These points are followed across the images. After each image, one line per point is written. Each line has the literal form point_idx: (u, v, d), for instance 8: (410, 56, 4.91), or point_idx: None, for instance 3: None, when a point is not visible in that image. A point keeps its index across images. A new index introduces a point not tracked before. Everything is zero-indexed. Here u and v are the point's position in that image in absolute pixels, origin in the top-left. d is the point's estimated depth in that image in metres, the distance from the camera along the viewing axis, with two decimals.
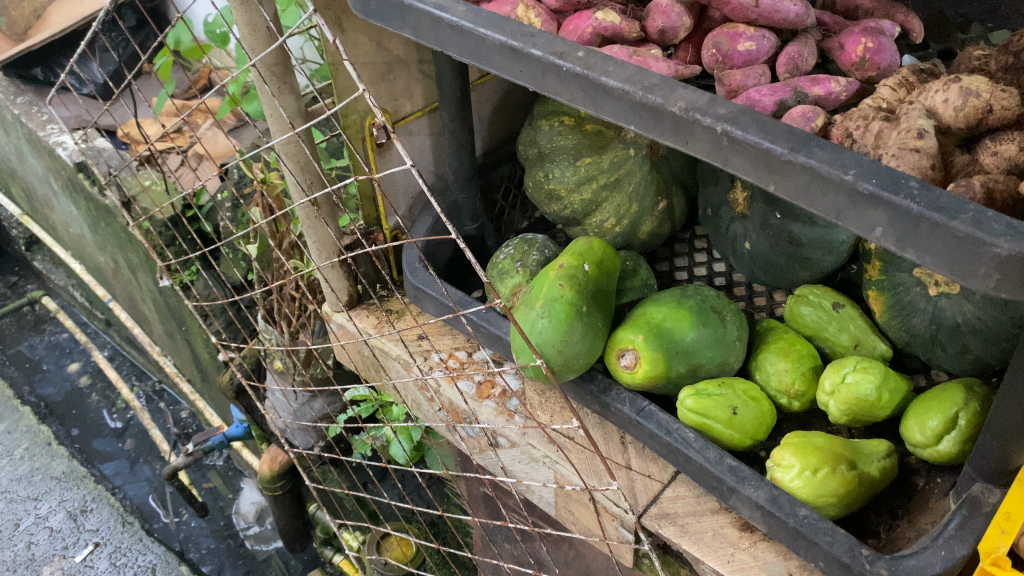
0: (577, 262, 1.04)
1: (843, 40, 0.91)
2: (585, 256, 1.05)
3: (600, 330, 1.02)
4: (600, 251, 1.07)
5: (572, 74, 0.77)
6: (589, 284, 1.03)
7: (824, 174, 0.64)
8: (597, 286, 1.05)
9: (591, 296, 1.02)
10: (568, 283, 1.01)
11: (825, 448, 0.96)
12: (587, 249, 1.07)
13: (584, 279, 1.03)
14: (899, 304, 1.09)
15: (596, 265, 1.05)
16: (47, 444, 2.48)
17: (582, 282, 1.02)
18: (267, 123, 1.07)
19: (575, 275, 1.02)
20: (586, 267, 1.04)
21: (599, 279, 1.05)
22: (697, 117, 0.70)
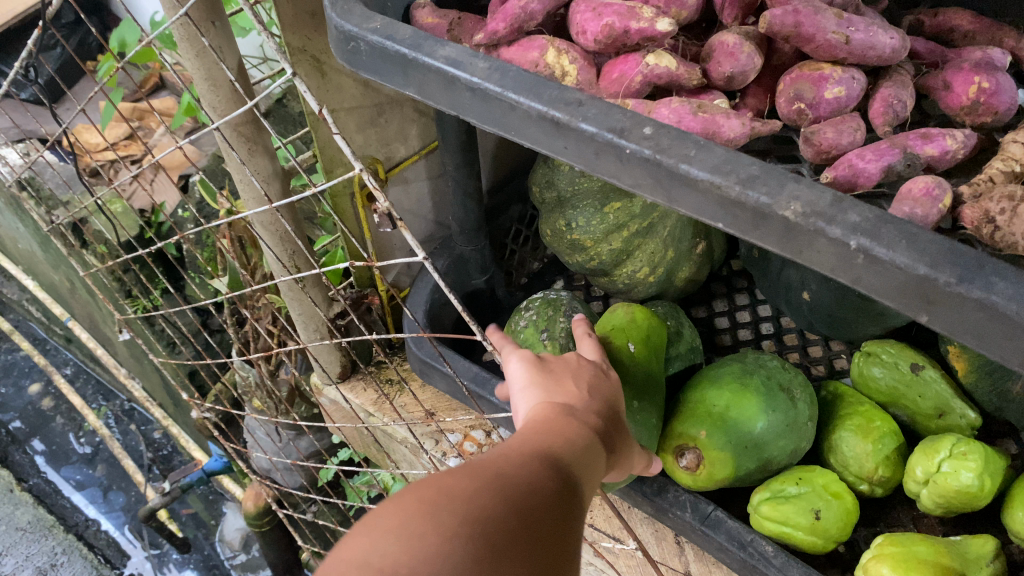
0: (621, 343, 0.88)
1: (948, 78, 0.73)
2: (628, 332, 0.89)
3: (653, 427, 0.86)
4: (643, 323, 0.91)
5: (638, 157, 0.60)
6: (638, 369, 0.87)
7: (1011, 316, 0.48)
8: (646, 370, 0.88)
9: (640, 384, 0.86)
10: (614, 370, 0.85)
11: (930, 560, 0.81)
12: (629, 322, 0.91)
13: (631, 363, 0.87)
14: (988, 364, 0.94)
15: (642, 342, 0.89)
16: (9, 491, 2.29)
17: (630, 367, 0.86)
18: (238, 191, 0.87)
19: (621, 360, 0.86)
20: (631, 347, 0.88)
21: (647, 360, 0.89)
22: (821, 226, 0.53)
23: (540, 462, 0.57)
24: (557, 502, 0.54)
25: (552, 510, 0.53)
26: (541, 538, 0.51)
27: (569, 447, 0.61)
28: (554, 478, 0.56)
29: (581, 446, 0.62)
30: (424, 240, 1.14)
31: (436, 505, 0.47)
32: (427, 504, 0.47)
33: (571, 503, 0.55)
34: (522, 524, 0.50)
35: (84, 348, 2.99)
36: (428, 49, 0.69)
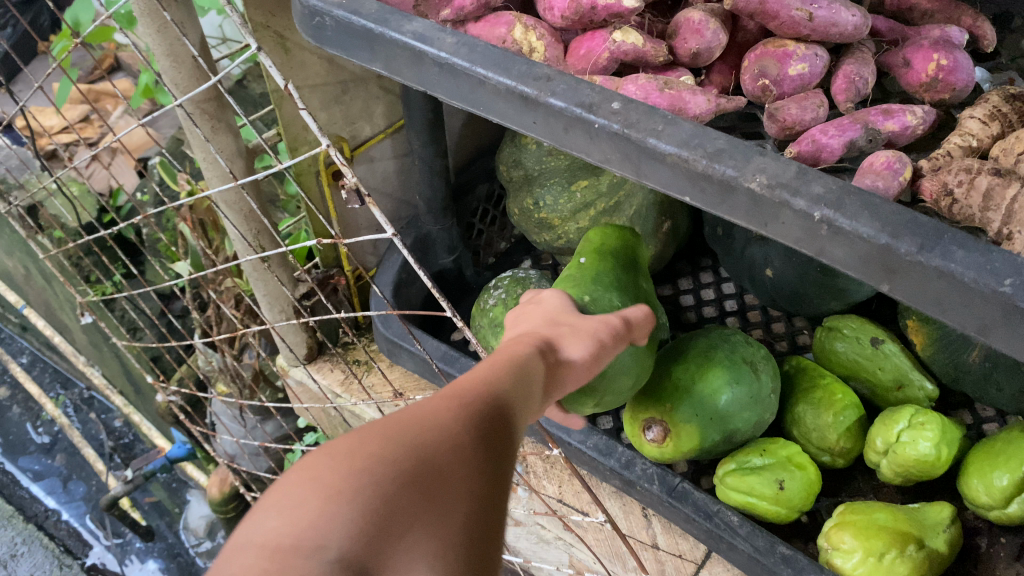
0: (586, 259, 0.83)
1: (908, 55, 0.75)
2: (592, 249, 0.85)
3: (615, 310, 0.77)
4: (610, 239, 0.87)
5: (607, 131, 0.60)
6: (612, 278, 0.82)
7: (969, 283, 0.49)
8: (603, 273, 0.82)
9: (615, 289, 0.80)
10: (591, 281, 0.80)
11: (889, 527, 0.84)
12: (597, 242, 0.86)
13: (596, 272, 0.81)
14: (945, 337, 0.97)
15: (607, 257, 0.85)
16: None
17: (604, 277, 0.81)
18: (201, 170, 0.86)
19: (589, 274, 0.81)
20: (581, 259, 0.83)
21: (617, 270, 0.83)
22: (786, 198, 0.54)
23: (466, 391, 0.51)
24: (474, 441, 0.46)
25: (471, 448, 0.46)
26: (457, 481, 0.44)
27: (498, 382, 0.53)
28: (473, 414, 0.48)
29: (514, 378, 0.54)
30: (391, 221, 1.14)
31: (319, 468, 0.41)
32: (323, 464, 0.41)
33: (496, 441, 0.48)
34: (429, 469, 0.43)
35: (41, 337, 2.91)
36: (396, 25, 0.69)
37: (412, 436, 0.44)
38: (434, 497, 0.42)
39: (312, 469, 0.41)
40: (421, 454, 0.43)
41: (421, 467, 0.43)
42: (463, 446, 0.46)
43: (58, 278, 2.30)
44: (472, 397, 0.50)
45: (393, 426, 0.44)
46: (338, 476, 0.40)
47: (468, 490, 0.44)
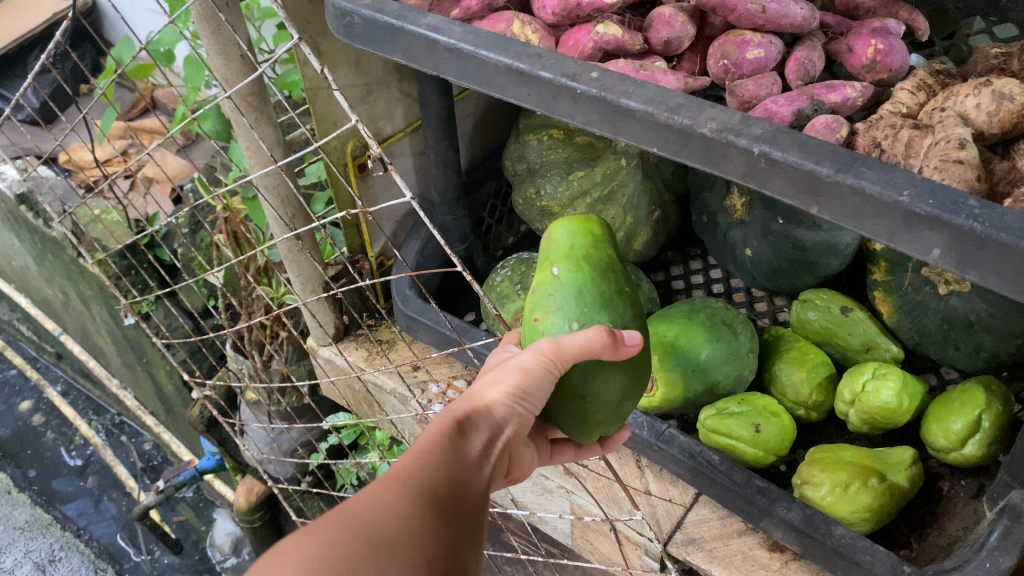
0: (544, 272, 0.72)
1: (851, 42, 0.87)
2: (552, 256, 0.72)
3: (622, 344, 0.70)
4: (582, 235, 0.73)
5: (587, 96, 0.72)
6: (570, 284, 0.70)
7: (876, 196, 0.60)
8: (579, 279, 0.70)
9: (576, 304, 0.69)
10: (541, 312, 0.70)
11: (854, 462, 0.94)
12: (548, 246, 0.74)
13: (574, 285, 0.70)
14: (908, 305, 1.08)
15: (579, 260, 0.71)
16: None
17: (557, 295, 0.70)
18: (245, 156, 1.00)
19: (546, 295, 0.70)
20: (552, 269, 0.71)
21: (584, 271, 0.70)
22: (731, 138, 0.66)
23: (408, 474, 0.58)
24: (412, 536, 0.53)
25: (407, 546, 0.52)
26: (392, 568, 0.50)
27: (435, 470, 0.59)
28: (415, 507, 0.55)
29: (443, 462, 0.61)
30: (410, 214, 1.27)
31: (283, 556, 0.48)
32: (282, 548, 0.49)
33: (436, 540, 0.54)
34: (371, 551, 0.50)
35: (75, 365, 2.95)
36: (412, 19, 0.82)
37: (361, 517, 0.52)
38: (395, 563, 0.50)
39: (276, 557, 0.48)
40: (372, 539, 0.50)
41: (377, 537, 0.51)
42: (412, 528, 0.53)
43: (95, 302, 2.34)
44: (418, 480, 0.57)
45: (341, 512, 0.51)
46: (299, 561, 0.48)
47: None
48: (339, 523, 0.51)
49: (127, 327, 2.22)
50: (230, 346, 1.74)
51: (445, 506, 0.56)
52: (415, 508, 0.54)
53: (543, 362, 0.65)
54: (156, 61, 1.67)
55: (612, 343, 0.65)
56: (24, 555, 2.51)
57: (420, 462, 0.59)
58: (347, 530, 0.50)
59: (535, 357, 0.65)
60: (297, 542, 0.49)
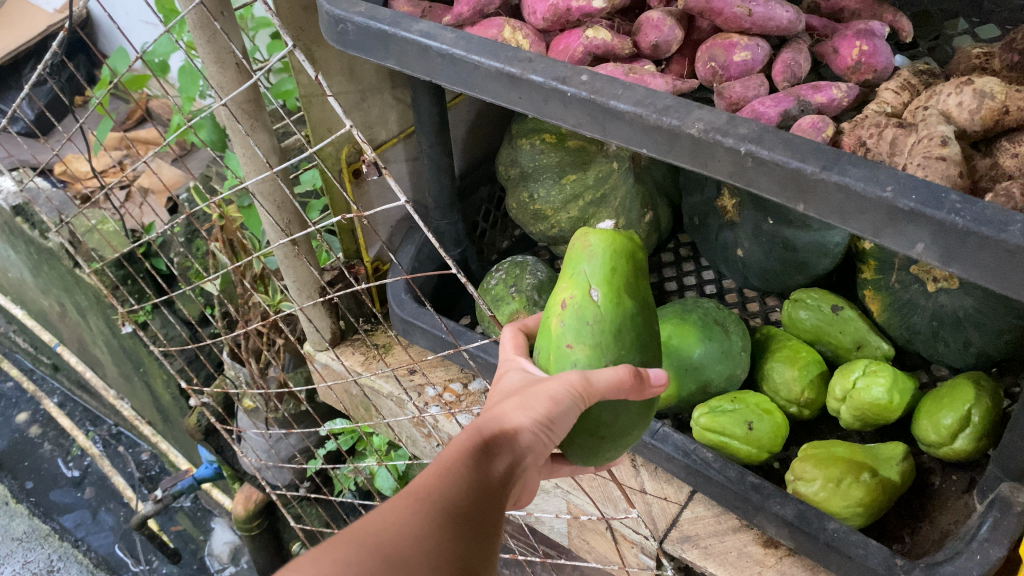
0: (580, 292, 0.71)
1: (836, 44, 0.89)
2: (589, 276, 0.71)
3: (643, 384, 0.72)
4: (622, 257, 0.72)
5: (577, 99, 0.74)
6: (608, 315, 0.70)
7: (860, 192, 0.61)
8: (617, 313, 0.70)
9: (614, 339, 0.70)
10: (579, 339, 0.70)
11: (846, 458, 0.95)
12: (581, 262, 0.72)
13: (612, 320, 0.70)
14: (898, 303, 1.09)
15: (619, 289, 0.71)
16: None
17: (597, 325, 0.70)
18: (241, 163, 1.02)
19: (584, 322, 0.70)
20: (593, 293, 0.71)
21: (623, 306, 0.71)
22: (718, 138, 0.67)
23: (429, 489, 0.56)
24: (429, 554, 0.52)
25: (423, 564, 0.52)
26: None
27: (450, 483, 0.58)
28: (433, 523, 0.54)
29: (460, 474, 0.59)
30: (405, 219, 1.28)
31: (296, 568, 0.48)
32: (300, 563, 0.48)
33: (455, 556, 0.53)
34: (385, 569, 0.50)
35: (71, 376, 2.94)
36: (405, 25, 0.83)
37: (378, 536, 0.51)
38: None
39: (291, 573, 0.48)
40: (388, 558, 0.50)
41: (393, 555, 0.51)
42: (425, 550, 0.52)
43: (91, 313, 2.34)
44: (437, 495, 0.56)
45: (356, 532, 0.51)
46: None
47: None
48: (353, 541, 0.50)
49: (124, 336, 2.22)
50: (227, 353, 1.75)
51: (465, 526, 0.55)
52: (432, 523, 0.54)
53: (572, 393, 0.64)
54: (152, 70, 1.68)
55: (639, 381, 0.66)
56: (23, 565, 2.52)
57: (442, 476, 0.57)
58: (361, 549, 0.50)
59: (564, 388, 0.64)
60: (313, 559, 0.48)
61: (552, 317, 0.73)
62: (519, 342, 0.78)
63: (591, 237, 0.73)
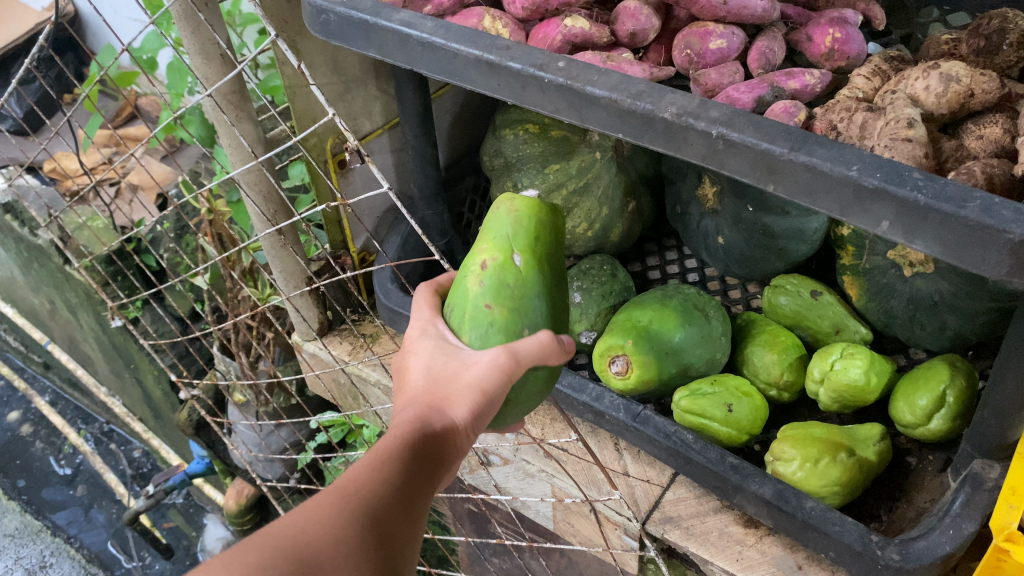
0: (503, 257, 0.73)
1: (810, 31, 0.91)
2: (511, 241, 0.74)
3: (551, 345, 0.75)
4: (542, 229, 0.75)
5: (554, 85, 0.75)
6: (531, 284, 0.73)
7: (827, 171, 0.63)
8: (540, 281, 0.74)
9: (532, 303, 0.73)
10: (498, 301, 0.72)
11: (823, 438, 0.97)
12: (508, 230, 0.74)
13: (533, 285, 0.73)
14: (876, 287, 1.11)
15: (538, 257, 0.74)
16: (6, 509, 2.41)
17: (517, 289, 0.72)
18: (226, 154, 1.03)
19: (506, 284, 0.72)
20: (516, 258, 0.73)
21: (542, 272, 0.74)
22: (691, 122, 0.69)
23: (357, 486, 0.58)
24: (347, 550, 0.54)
25: (339, 560, 0.54)
26: None
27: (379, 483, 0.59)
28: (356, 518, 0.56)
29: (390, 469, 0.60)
30: (391, 210, 1.30)
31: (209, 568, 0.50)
32: (211, 567, 0.50)
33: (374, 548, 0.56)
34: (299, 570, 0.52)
35: (64, 374, 2.93)
36: (386, 15, 0.85)
37: (296, 537, 0.54)
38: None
39: (204, 573, 0.50)
40: (304, 561, 0.53)
41: (320, 551, 0.53)
42: (355, 555, 0.54)
43: (81, 309, 2.33)
44: (361, 492, 0.58)
45: (274, 532, 0.53)
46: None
47: None
48: (271, 547, 0.52)
49: (115, 333, 2.22)
50: (217, 348, 1.74)
51: (385, 524, 0.57)
52: (352, 520, 0.56)
53: (499, 373, 0.66)
54: (140, 67, 1.69)
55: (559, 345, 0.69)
56: (15, 562, 2.51)
57: (371, 476, 0.59)
58: (277, 554, 0.52)
59: (495, 373, 0.66)
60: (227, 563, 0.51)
61: (467, 279, 0.73)
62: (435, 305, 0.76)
63: (517, 207, 0.75)
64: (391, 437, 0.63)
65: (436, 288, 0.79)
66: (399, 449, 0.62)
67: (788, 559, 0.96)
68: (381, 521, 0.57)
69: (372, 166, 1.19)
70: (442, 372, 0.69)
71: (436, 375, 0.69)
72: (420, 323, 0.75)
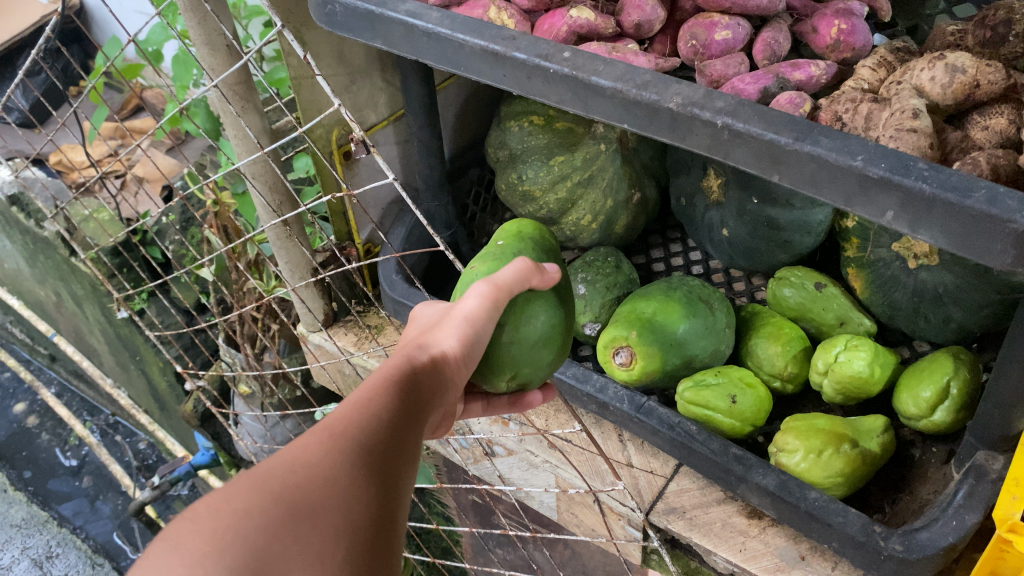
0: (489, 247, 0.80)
1: (816, 23, 0.91)
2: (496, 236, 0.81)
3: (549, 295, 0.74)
4: (529, 225, 0.82)
5: (559, 75, 0.75)
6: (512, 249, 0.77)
7: (832, 161, 0.63)
8: (525, 249, 0.78)
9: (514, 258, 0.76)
10: (484, 263, 0.76)
11: (827, 429, 0.97)
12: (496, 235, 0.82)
13: (515, 249, 0.77)
14: (880, 279, 1.11)
15: (522, 237, 0.80)
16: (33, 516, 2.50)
17: (500, 254, 0.77)
18: (232, 145, 1.03)
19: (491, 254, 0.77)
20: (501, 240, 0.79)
21: (524, 242, 0.79)
22: (696, 112, 0.69)
23: (348, 424, 0.57)
24: (339, 484, 0.52)
25: (332, 495, 0.52)
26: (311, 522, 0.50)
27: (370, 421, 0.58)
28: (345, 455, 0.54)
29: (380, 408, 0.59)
30: (395, 202, 1.30)
31: (194, 515, 0.48)
32: (196, 516, 0.48)
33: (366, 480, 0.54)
34: (291, 510, 0.50)
35: (69, 366, 2.94)
36: (391, 5, 0.85)
37: (286, 477, 0.51)
38: (324, 529, 0.50)
39: (189, 523, 0.47)
40: (295, 503, 0.50)
41: (314, 488, 0.51)
42: (349, 489, 0.53)
43: (87, 301, 2.33)
44: (352, 430, 0.56)
45: (263, 476, 0.51)
46: (213, 529, 0.47)
47: (341, 530, 0.51)
48: (260, 489, 0.50)
49: (121, 325, 2.22)
50: (222, 340, 1.74)
51: (378, 460, 0.56)
52: (344, 458, 0.54)
53: (487, 302, 0.68)
54: (145, 59, 1.68)
55: (538, 270, 0.71)
56: (21, 552, 2.51)
57: (361, 414, 0.58)
58: (268, 496, 0.50)
59: (480, 300, 0.68)
60: (212, 511, 0.48)
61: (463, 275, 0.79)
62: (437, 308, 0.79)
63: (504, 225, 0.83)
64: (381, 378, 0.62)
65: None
66: (388, 387, 0.61)
67: (791, 550, 0.96)
68: (373, 456, 0.55)
69: (377, 157, 1.20)
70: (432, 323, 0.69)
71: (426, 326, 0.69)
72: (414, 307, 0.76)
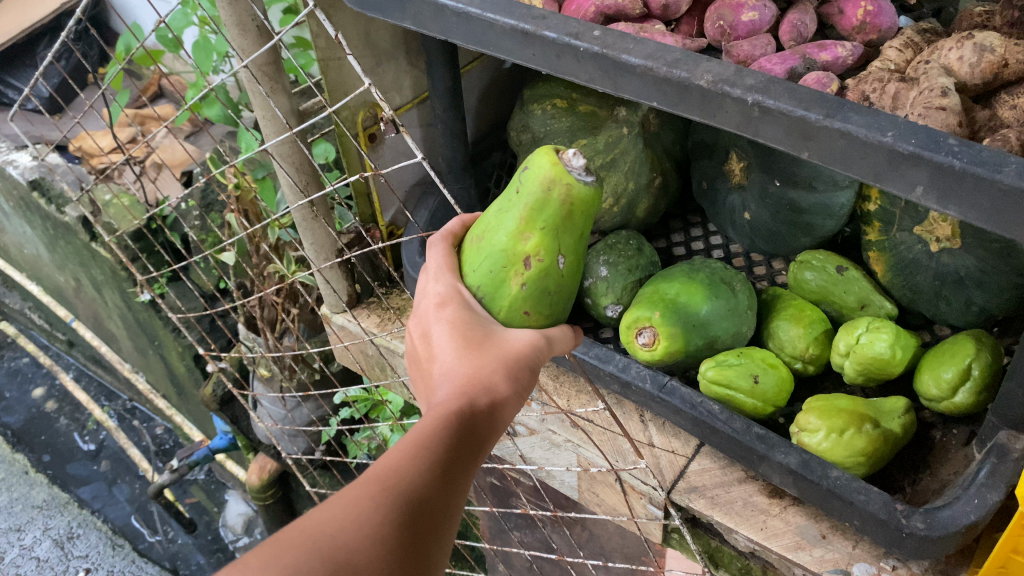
0: (549, 259, 0.75)
1: (842, 5, 0.91)
2: (558, 245, 0.75)
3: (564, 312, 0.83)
4: (584, 217, 0.76)
5: (589, 53, 0.76)
6: (561, 241, 0.76)
7: (862, 137, 0.64)
8: (570, 281, 0.78)
9: (560, 302, 0.78)
10: (535, 306, 0.76)
11: (848, 409, 0.98)
12: (544, 188, 0.74)
13: (563, 288, 0.77)
14: (901, 262, 1.11)
15: (574, 250, 0.77)
16: (58, 502, 2.53)
17: (554, 293, 0.77)
18: (261, 126, 1.05)
19: (546, 289, 0.76)
20: (556, 261, 0.76)
21: (573, 273, 0.78)
22: (726, 90, 0.70)
23: (398, 478, 0.57)
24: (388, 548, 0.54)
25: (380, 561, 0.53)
26: None
27: (423, 478, 0.58)
28: (397, 516, 0.55)
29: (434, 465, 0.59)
30: (417, 185, 1.31)
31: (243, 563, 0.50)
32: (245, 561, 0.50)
33: (416, 546, 0.55)
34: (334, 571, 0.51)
35: (87, 352, 2.96)
36: None
37: (330, 535, 0.53)
38: None
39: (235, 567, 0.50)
40: (339, 565, 0.51)
41: None
42: (397, 552, 0.54)
43: (106, 286, 2.35)
44: (403, 486, 0.57)
45: (309, 532, 0.52)
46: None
47: None
48: (305, 548, 0.51)
49: (140, 309, 2.24)
50: (243, 324, 1.76)
51: (424, 520, 0.56)
52: (391, 516, 0.55)
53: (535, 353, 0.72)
54: (167, 45, 1.68)
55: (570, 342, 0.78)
56: (43, 533, 2.44)
57: (413, 465, 0.59)
58: (314, 555, 0.51)
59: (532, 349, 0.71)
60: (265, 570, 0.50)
61: (512, 273, 0.75)
62: (453, 263, 0.79)
63: (549, 167, 0.74)
64: (437, 420, 0.63)
65: (450, 236, 0.82)
66: (440, 434, 0.61)
67: (812, 529, 0.97)
68: (429, 508, 0.57)
69: (400, 138, 1.21)
70: (479, 340, 0.71)
71: (475, 342, 0.71)
72: (442, 288, 0.76)
